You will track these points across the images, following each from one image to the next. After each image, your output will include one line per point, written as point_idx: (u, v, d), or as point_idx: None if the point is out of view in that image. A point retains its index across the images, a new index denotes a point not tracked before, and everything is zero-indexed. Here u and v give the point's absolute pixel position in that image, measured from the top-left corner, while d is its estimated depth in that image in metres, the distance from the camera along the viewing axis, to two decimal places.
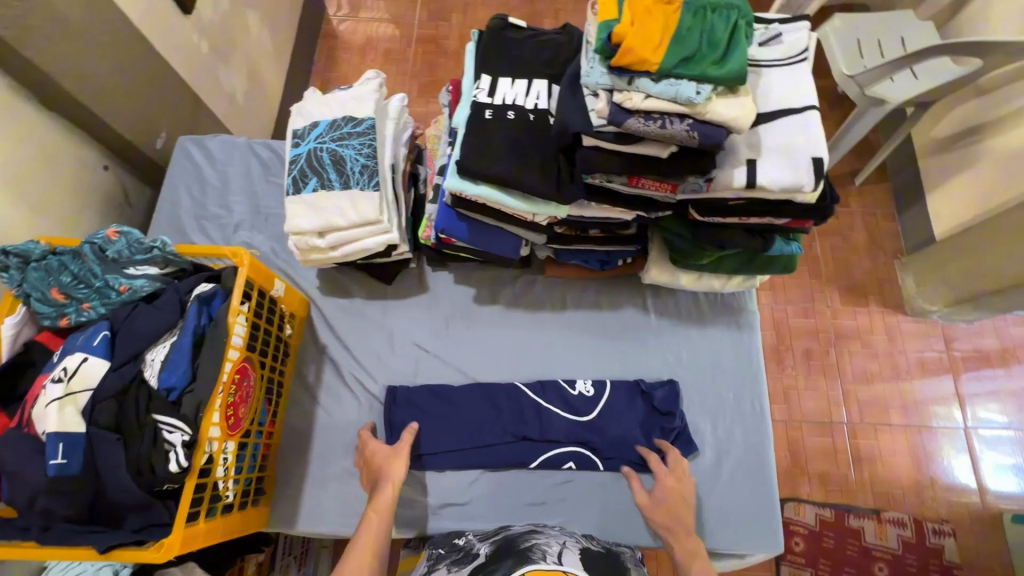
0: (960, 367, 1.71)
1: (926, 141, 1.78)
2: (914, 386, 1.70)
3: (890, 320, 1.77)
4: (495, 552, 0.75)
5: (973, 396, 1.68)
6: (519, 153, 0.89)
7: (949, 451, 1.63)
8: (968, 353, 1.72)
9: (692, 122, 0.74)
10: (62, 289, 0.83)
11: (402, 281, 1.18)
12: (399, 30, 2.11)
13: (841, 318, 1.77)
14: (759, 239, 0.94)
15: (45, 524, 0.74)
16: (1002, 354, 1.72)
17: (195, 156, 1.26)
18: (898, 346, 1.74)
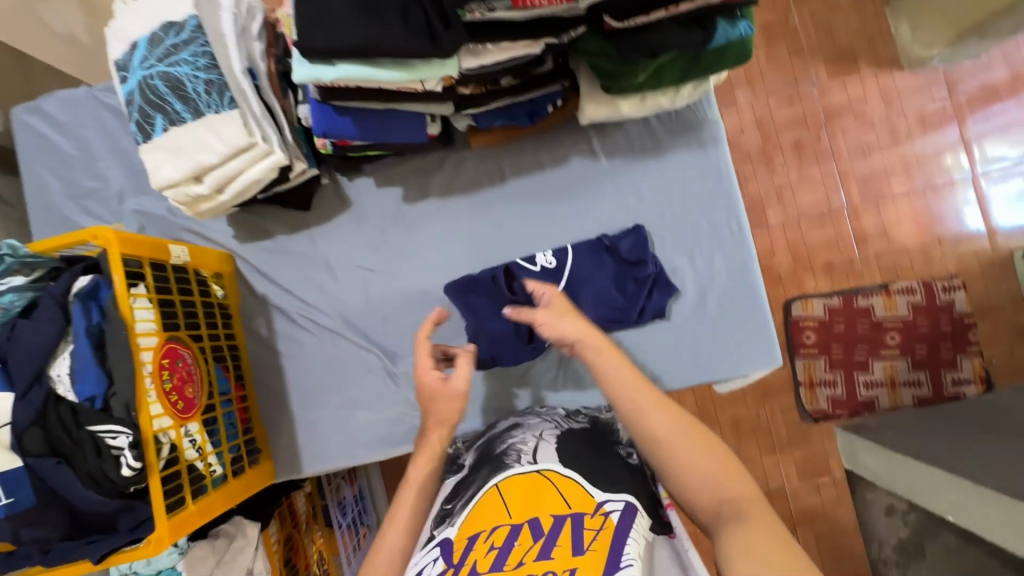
0: (965, 112, 1.54)
1: None
2: (915, 147, 1.55)
3: (884, 81, 1.56)
4: (478, 461, 0.73)
5: (980, 139, 1.54)
6: (369, 7, 0.69)
7: (957, 204, 1.54)
8: (974, 94, 1.54)
9: None
10: None
11: (321, 203, 1.05)
12: None
13: (830, 94, 1.57)
14: (697, 30, 0.75)
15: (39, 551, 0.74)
16: (1012, 83, 1.53)
17: (41, 129, 1.07)
18: (896, 107, 1.56)
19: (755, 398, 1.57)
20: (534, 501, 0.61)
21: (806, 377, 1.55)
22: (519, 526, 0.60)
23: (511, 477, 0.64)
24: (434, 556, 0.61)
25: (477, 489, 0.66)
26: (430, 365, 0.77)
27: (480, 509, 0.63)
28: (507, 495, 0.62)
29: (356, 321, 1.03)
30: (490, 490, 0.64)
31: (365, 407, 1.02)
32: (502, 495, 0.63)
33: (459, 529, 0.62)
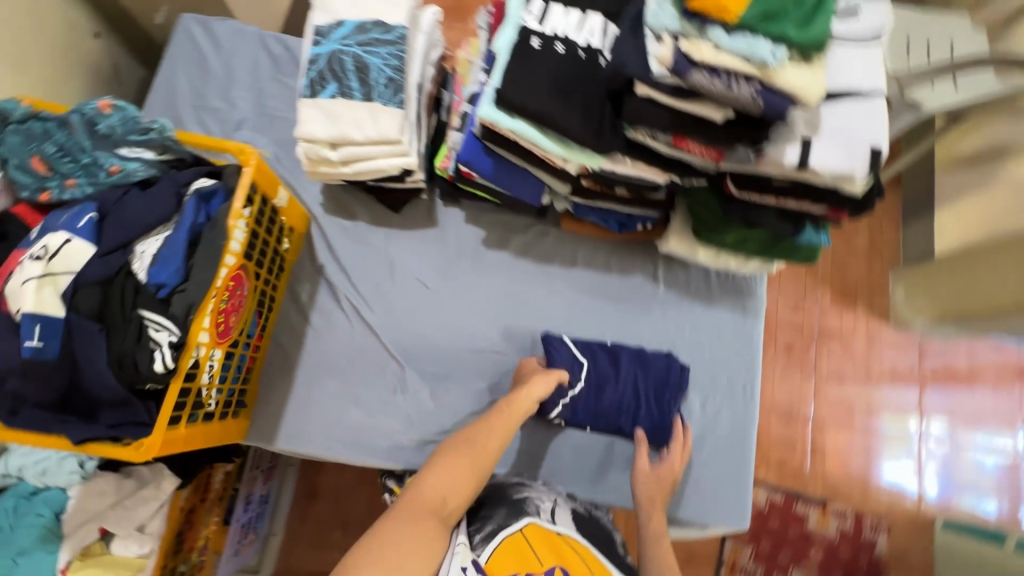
0: (927, 381, 1.72)
1: (948, 154, 1.67)
2: (875, 392, 1.71)
3: (873, 327, 1.76)
4: (486, 498, 0.78)
5: (931, 409, 1.70)
6: (562, 89, 0.82)
7: (891, 456, 1.67)
8: (938, 369, 1.73)
9: (760, 86, 0.69)
10: (42, 159, 0.76)
11: (411, 211, 1.12)
12: None
13: (828, 317, 1.77)
14: (791, 223, 0.90)
15: (14, 407, 0.70)
16: (968, 374, 1.73)
17: (200, 40, 1.14)
18: (874, 351, 1.75)
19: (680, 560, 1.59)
20: (559, 553, 0.69)
21: (731, 557, 1.60)
22: (549, 569, 0.66)
23: (534, 524, 0.71)
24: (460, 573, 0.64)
25: (500, 527, 0.70)
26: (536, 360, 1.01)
27: (505, 550, 0.67)
28: (535, 539, 0.69)
29: (393, 326, 1.06)
30: (514, 532, 0.69)
31: (362, 407, 1.02)
32: (528, 540, 0.68)
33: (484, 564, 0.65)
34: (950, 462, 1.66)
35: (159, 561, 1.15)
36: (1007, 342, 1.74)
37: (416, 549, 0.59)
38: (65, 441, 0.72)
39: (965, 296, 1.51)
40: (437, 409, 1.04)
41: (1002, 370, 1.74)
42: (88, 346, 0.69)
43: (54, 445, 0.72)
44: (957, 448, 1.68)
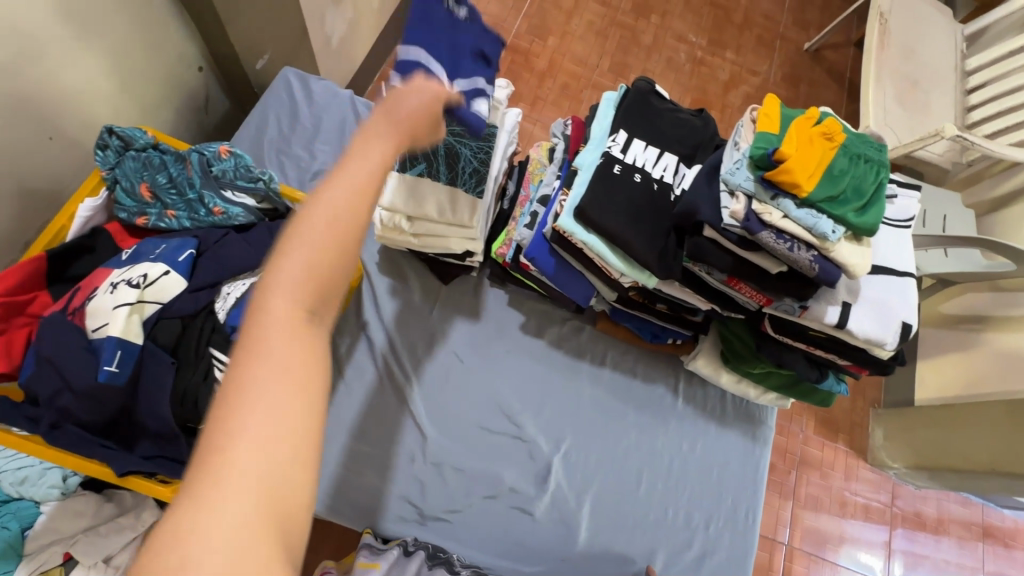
0: (897, 524, 1.75)
1: (930, 311, 1.81)
2: (846, 527, 1.73)
3: (852, 461, 1.81)
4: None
5: (899, 555, 1.72)
6: (636, 215, 0.90)
7: None
8: (907, 513, 1.77)
9: (817, 254, 0.78)
10: (151, 187, 0.80)
11: (460, 286, 1.17)
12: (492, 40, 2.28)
13: (810, 446, 1.80)
14: (816, 370, 0.97)
15: (57, 422, 0.70)
16: (936, 523, 1.77)
17: (295, 90, 1.22)
18: (851, 486, 1.78)
19: None
20: None
21: None
22: None
23: None
24: None
25: None
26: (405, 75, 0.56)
27: None
28: None
29: (422, 392, 1.07)
30: None
31: (376, 470, 1.02)
32: None
33: None
34: None
35: None
36: (973, 498, 1.80)
37: (267, 415, 0.37)
38: (104, 469, 0.71)
39: (944, 452, 1.59)
40: (449, 486, 1.03)
41: (965, 524, 1.78)
42: (155, 376, 0.70)
43: (95, 474, 0.71)
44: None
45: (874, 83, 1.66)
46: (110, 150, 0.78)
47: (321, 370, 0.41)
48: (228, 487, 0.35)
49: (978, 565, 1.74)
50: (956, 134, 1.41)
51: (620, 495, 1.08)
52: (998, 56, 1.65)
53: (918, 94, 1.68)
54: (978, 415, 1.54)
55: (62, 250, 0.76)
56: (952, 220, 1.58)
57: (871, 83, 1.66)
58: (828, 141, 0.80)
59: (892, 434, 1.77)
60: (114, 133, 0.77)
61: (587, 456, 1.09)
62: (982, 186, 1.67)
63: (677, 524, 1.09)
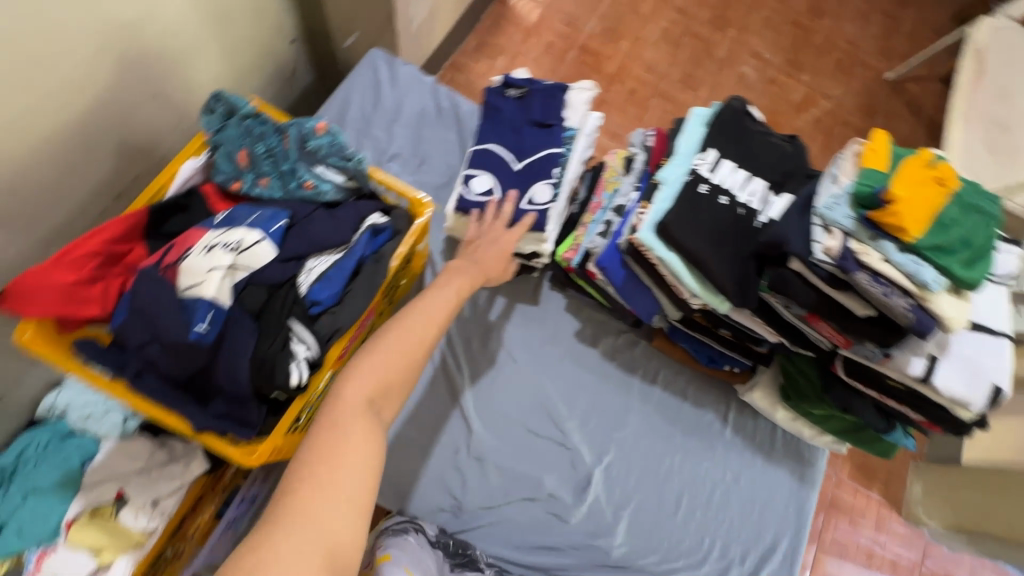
0: None
1: None
2: None
3: None
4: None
5: None
6: (718, 238, 0.88)
7: None
8: None
9: (914, 303, 0.74)
10: (248, 154, 0.82)
11: (521, 285, 1.17)
12: (564, 39, 2.27)
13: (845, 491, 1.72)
14: (884, 420, 0.93)
15: (143, 371, 0.73)
16: None
17: (381, 71, 1.23)
18: None
19: None
20: None
21: None
22: None
23: None
24: None
25: None
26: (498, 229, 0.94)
27: None
28: None
29: (474, 386, 1.08)
30: None
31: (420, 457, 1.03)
32: None
33: None
34: None
35: (160, 541, 1.11)
36: None
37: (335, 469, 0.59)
38: (181, 421, 0.74)
39: (987, 519, 1.41)
40: (488, 482, 1.04)
41: None
42: (237, 340, 0.72)
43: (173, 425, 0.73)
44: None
45: (964, 125, 1.57)
46: (217, 116, 0.82)
47: (372, 439, 0.64)
48: (313, 497, 0.57)
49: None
50: None
51: (657, 516, 1.07)
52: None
53: None
54: None
55: (161, 206, 0.80)
56: None
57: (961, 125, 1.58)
58: (940, 187, 0.76)
59: (933, 490, 1.56)
60: (222, 99, 0.81)
61: (629, 472, 1.08)
62: None
63: (713, 555, 1.06)
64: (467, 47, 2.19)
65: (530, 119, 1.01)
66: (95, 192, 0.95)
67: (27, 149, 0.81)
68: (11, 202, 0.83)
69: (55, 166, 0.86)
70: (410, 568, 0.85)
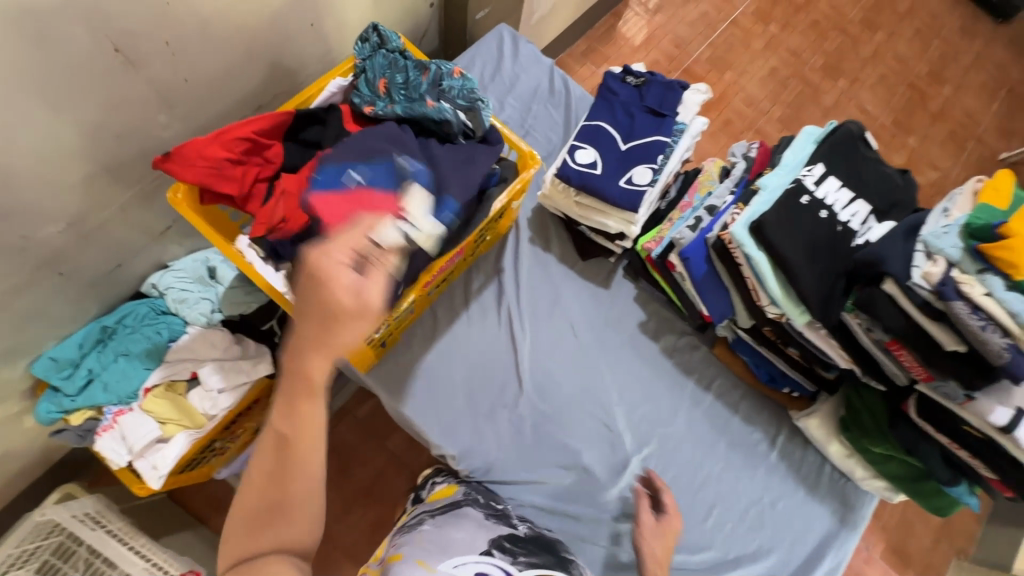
0: None
1: None
2: None
3: None
4: (532, 538, 0.92)
5: None
6: (812, 247, 0.88)
7: None
8: None
9: (1011, 343, 0.73)
10: (388, 83, 0.90)
11: (594, 266, 1.19)
12: (670, 62, 2.30)
13: (873, 568, 1.60)
14: (949, 471, 0.90)
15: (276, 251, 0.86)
16: None
17: (505, 46, 1.31)
18: None
19: None
20: None
21: None
22: None
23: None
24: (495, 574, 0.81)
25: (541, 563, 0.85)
26: (341, 259, 0.58)
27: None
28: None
29: (533, 350, 1.11)
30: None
31: (469, 403, 1.07)
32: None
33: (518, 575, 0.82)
34: None
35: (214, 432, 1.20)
36: None
37: None
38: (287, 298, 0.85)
39: None
40: (530, 442, 1.06)
41: None
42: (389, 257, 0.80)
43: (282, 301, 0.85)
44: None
45: None
46: (368, 44, 0.91)
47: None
48: None
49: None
50: None
51: (686, 518, 1.06)
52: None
53: None
54: None
55: (305, 113, 0.89)
56: None
57: None
58: None
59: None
60: (377, 30, 0.90)
61: (666, 469, 1.08)
62: None
63: (736, 572, 1.04)
64: (575, 50, 2.26)
65: (643, 105, 1.06)
66: (242, 99, 1.06)
67: (207, 45, 0.92)
68: (182, 88, 0.94)
69: (222, 67, 0.98)
70: (422, 560, 0.82)
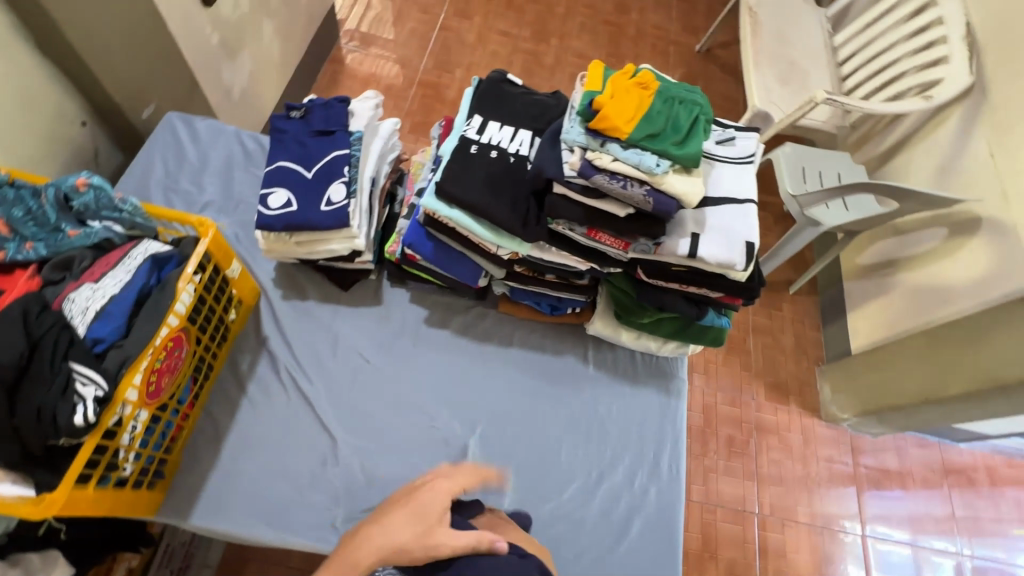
0: (864, 483, 1.61)
1: (850, 266, 1.76)
2: (819, 493, 1.58)
3: (806, 423, 1.68)
4: None
5: (875, 515, 1.57)
6: (494, 186, 0.96)
7: (849, 563, 1.51)
8: (872, 470, 1.63)
9: (650, 189, 0.85)
10: (7, 221, 0.82)
11: (359, 290, 1.20)
12: (403, 71, 2.17)
13: (764, 412, 1.67)
14: (694, 308, 1.03)
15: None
16: (899, 474, 1.63)
17: (179, 132, 1.26)
18: (811, 448, 1.64)
19: None
20: None
21: None
22: None
23: None
24: None
25: None
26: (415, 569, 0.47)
27: None
28: None
29: (331, 396, 1.08)
30: None
31: (288, 481, 1.00)
32: None
33: None
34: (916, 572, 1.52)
35: None
36: (929, 438, 1.68)
37: None
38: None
39: (884, 392, 1.48)
40: (366, 483, 1.01)
41: (928, 466, 1.65)
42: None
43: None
44: (920, 558, 1.53)
45: (760, 67, 1.75)
46: None
47: None
48: None
49: (950, 511, 1.60)
50: (828, 97, 1.45)
51: (541, 467, 1.08)
52: (858, 28, 1.75)
53: (794, 70, 1.77)
54: (927, 342, 1.39)
55: None
56: (846, 175, 1.60)
57: (753, 67, 1.74)
58: (643, 90, 0.90)
59: (839, 386, 1.66)
60: None
61: (505, 433, 1.10)
62: (870, 144, 1.75)
63: (605, 486, 1.08)
64: None
65: (312, 130, 1.10)
66: None
67: None
68: None
69: None
70: None
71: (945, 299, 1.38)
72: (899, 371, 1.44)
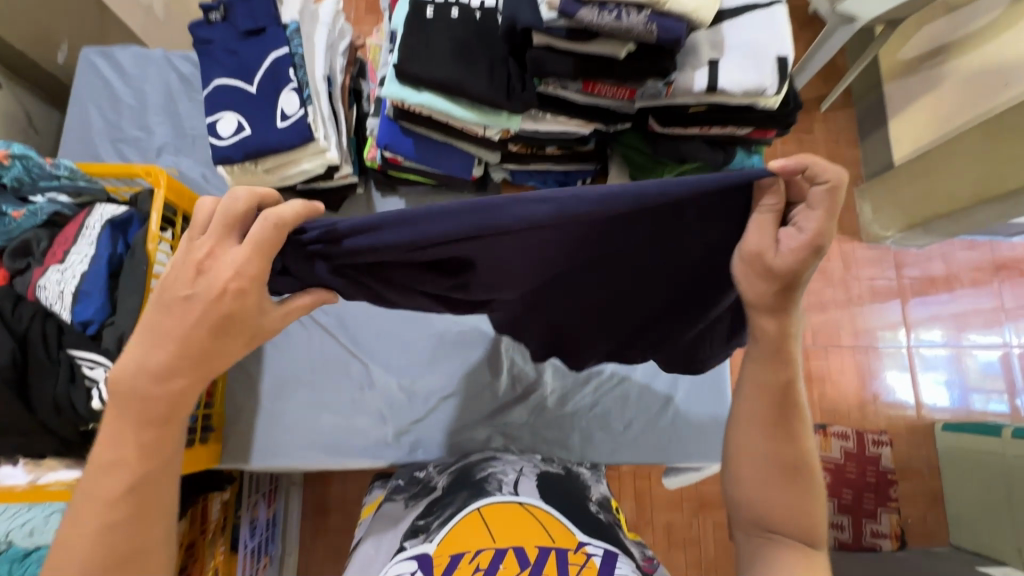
0: (909, 292, 1.55)
1: (891, 63, 1.52)
2: (862, 312, 1.54)
3: (845, 248, 1.58)
4: (452, 482, 0.76)
5: (918, 321, 1.53)
6: (463, 52, 0.80)
7: (891, 369, 1.51)
8: (917, 278, 1.56)
9: (651, 13, 0.68)
10: None
11: (350, 208, 1.10)
12: None
13: None
14: (721, 152, 0.90)
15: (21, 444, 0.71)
16: (947, 278, 1.55)
17: (104, 71, 1.11)
18: (852, 271, 1.56)
19: (691, 505, 1.39)
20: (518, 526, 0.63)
21: None
22: (502, 545, 0.60)
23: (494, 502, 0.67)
24: (409, 567, 0.61)
25: (455, 510, 0.67)
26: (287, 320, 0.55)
27: (458, 531, 0.63)
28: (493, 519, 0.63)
29: (349, 323, 1.06)
30: (471, 512, 0.66)
31: (332, 409, 1.01)
32: (482, 518, 0.64)
33: (437, 546, 0.63)
34: (958, 365, 1.51)
35: None
36: (979, 239, 1.57)
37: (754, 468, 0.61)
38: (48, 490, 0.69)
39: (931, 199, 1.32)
40: (406, 398, 1.02)
41: (977, 267, 1.56)
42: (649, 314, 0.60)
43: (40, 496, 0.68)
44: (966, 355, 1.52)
45: None
46: None
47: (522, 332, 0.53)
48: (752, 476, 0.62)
49: (999, 304, 1.54)
50: None
51: None
52: None
53: None
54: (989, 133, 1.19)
55: None
56: None
57: None
58: None
59: (878, 203, 1.51)
60: None
61: None
62: None
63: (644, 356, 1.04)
64: None
65: (239, 33, 0.92)
66: None
67: None
68: None
69: None
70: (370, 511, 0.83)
71: (1007, 83, 1.20)
72: (947, 170, 1.28)
